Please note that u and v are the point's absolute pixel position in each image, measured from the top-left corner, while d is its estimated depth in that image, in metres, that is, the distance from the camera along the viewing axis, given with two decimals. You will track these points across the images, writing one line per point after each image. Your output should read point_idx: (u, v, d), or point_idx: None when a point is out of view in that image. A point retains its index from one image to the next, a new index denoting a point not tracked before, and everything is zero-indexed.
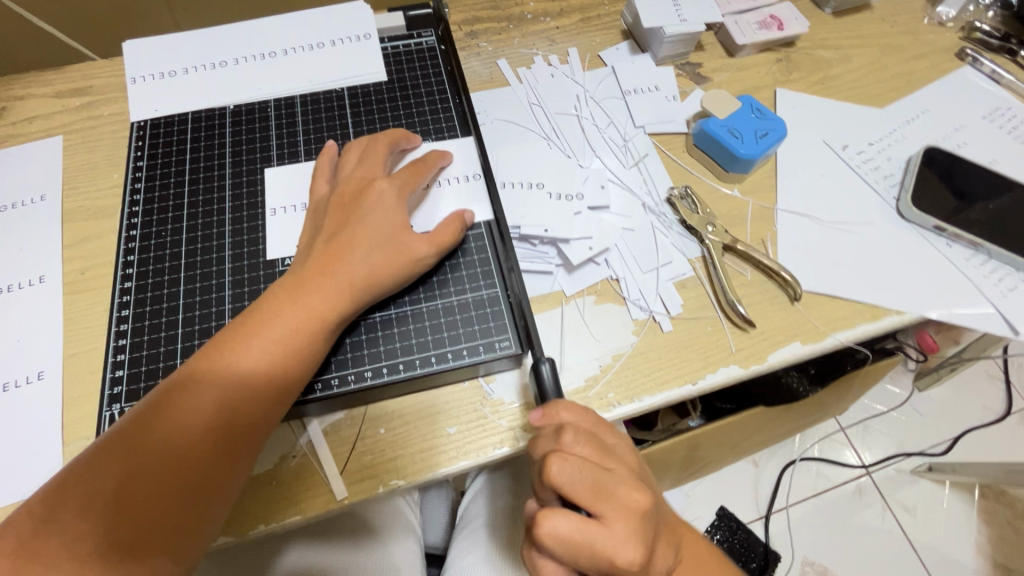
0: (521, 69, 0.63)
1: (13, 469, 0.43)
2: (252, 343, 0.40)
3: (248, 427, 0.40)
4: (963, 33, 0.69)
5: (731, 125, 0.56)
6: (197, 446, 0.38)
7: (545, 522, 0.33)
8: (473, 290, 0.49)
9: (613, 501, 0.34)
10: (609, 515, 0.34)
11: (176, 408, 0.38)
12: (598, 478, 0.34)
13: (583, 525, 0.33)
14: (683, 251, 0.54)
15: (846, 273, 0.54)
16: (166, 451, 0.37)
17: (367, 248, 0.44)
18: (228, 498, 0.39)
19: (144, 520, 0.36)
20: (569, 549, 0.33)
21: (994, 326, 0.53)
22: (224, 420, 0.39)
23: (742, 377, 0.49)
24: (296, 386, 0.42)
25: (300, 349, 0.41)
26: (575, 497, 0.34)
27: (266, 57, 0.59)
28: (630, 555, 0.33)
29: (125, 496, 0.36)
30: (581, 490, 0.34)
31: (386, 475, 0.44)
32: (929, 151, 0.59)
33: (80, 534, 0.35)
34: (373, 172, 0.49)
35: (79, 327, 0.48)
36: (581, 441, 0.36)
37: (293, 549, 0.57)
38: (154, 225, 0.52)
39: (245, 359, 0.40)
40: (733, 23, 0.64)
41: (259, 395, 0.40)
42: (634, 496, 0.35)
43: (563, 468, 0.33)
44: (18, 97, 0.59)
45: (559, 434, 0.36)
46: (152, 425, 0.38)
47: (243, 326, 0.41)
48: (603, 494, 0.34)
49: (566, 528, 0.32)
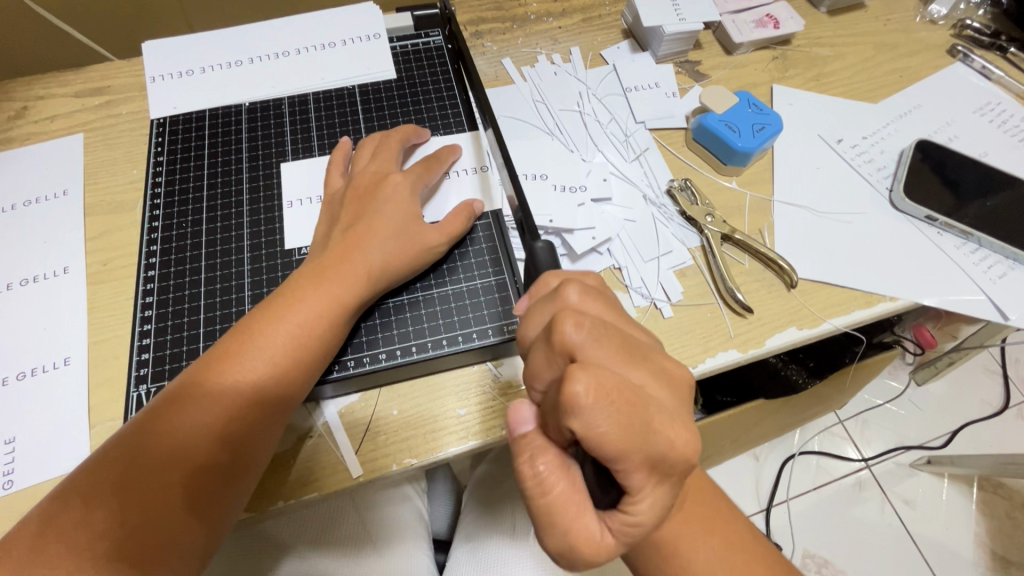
0: (525, 67, 0.65)
1: (43, 450, 0.45)
2: (260, 346, 0.42)
3: (258, 428, 0.41)
4: (954, 31, 0.71)
5: (729, 120, 0.58)
6: (212, 445, 0.39)
7: (580, 381, 0.28)
8: (483, 278, 0.51)
9: (645, 363, 0.33)
10: (640, 375, 0.32)
11: (186, 410, 0.40)
12: (620, 337, 0.33)
13: (619, 386, 0.29)
14: (683, 241, 0.56)
15: (841, 261, 0.55)
16: (175, 452, 0.39)
17: (383, 236, 0.46)
18: (241, 495, 0.41)
19: (154, 521, 0.37)
20: (613, 413, 0.29)
21: (985, 312, 0.54)
22: (232, 423, 0.40)
23: (740, 361, 0.51)
24: (303, 387, 0.43)
25: (307, 350, 0.43)
26: (600, 354, 0.31)
27: (280, 56, 0.61)
28: (677, 429, 0.31)
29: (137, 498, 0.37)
30: (607, 348, 0.31)
31: (399, 454, 0.46)
32: (922, 143, 0.60)
33: (110, 516, 0.37)
34: (387, 166, 0.51)
35: (103, 316, 0.50)
36: (585, 303, 0.35)
37: (295, 554, 0.58)
38: (174, 217, 0.54)
39: (253, 361, 0.41)
40: (730, 21, 0.66)
41: (268, 395, 0.41)
42: (661, 362, 0.34)
43: (579, 326, 0.31)
44: (40, 97, 0.61)
45: (562, 293, 0.35)
46: (170, 421, 0.39)
47: (253, 327, 0.43)
48: (630, 355, 0.32)
49: (601, 387, 0.28)
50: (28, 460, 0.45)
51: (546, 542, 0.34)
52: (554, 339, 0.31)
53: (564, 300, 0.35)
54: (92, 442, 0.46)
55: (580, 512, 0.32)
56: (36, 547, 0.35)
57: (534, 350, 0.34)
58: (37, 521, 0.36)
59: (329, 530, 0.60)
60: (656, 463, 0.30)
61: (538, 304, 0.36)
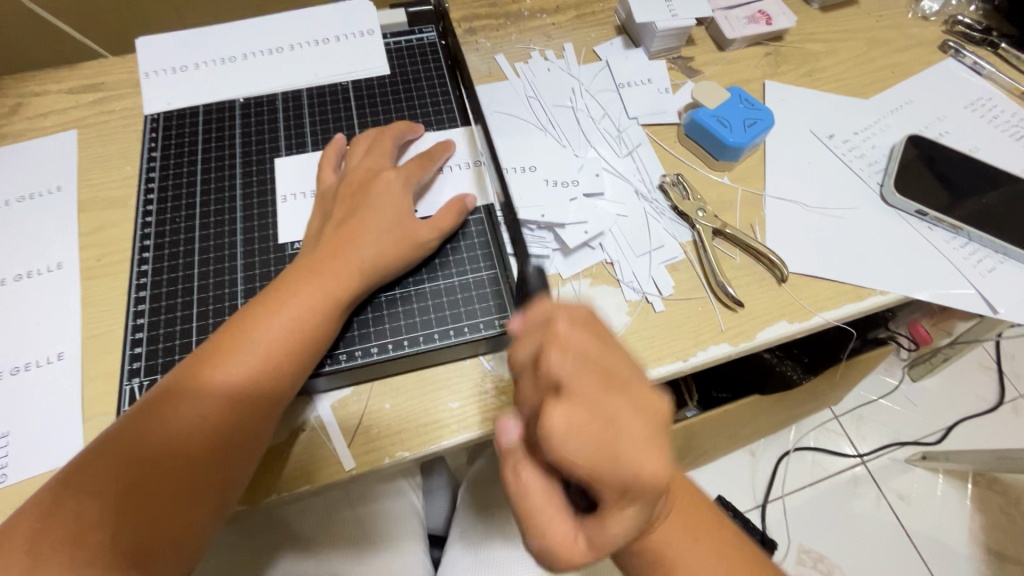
0: (518, 64, 0.65)
1: (36, 444, 0.46)
2: (256, 339, 0.42)
3: (254, 419, 0.41)
4: (946, 27, 0.71)
5: (720, 115, 0.58)
6: (208, 437, 0.40)
7: (552, 415, 0.29)
8: (474, 272, 0.51)
9: (632, 391, 0.31)
10: (620, 408, 0.30)
11: (182, 404, 0.40)
12: (606, 367, 0.32)
13: (592, 422, 0.30)
14: (675, 235, 0.56)
15: (831, 255, 0.56)
16: (171, 445, 0.39)
17: (375, 234, 0.47)
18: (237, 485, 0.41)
19: (150, 514, 0.37)
20: (583, 444, 0.29)
21: (975, 306, 0.55)
22: (228, 416, 0.40)
23: (731, 354, 0.51)
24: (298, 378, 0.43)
25: (303, 343, 0.43)
26: (582, 386, 0.31)
27: (274, 52, 0.61)
28: (649, 458, 0.29)
29: (134, 490, 0.37)
30: (586, 379, 0.31)
31: (391, 447, 0.46)
32: (912, 139, 0.61)
33: (106, 509, 0.37)
34: (380, 163, 0.51)
35: (97, 310, 0.51)
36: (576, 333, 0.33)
37: (289, 554, 0.58)
38: (168, 213, 0.54)
39: (248, 354, 0.42)
40: (723, 18, 0.67)
41: (264, 389, 0.42)
42: (644, 393, 0.32)
43: (562, 359, 0.32)
44: (33, 93, 0.61)
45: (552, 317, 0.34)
46: (166, 414, 0.40)
47: (248, 321, 0.43)
48: (610, 385, 0.31)
49: (574, 423, 0.29)
50: (22, 454, 0.45)
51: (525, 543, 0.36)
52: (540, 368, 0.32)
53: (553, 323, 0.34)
54: (86, 435, 0.46)
55: (558, 516, 0.34)
56: (31, 541, 0.35)
57: (522, 376, 0.35)
58: (33, 515, 0.36)
59: (323, 532, 0.60)
60: (627, 490, 0.30)
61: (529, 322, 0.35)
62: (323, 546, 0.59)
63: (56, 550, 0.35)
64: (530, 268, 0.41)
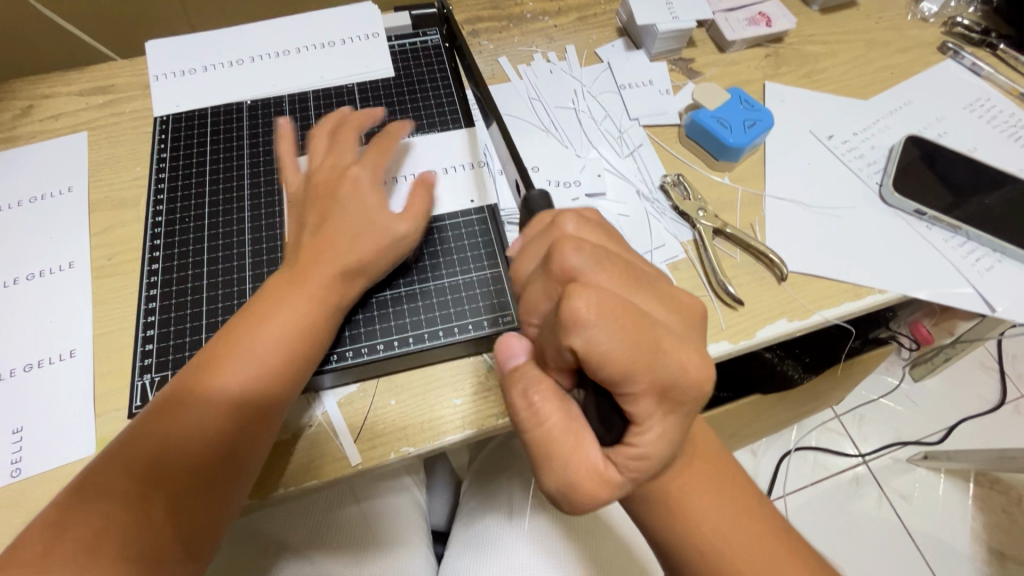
0: (521, 66, 0.66)
1: (50, 439, 0.46)
2: (257, 345, 0.43)
3: (257, 422, 0.42)
4: (945, 28, 0.72)
5: (720, 115, 0.59)
6: (213, 440, 0.41)
7: (580, 298, 0.29)
8: (478, 270, 0.52)
9: (649, 289, 0.34)
10: (643, 298, 0.33)
11: (186, 409, 0.41)
12: (622, 265, 0.34)
13: (621, 305, 0.30)
14: (676, 235, 0.57)
15: (830, 254, 0.56)
16: (177, 449, 0.40)
17: (354, 234, 0.47)
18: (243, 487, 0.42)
19: (159, 517, 0.38)
20: (616, 328, 0.29)
21: (973, 304, 0.55)
22: (233, 419, 0.41)
23: (732, 352, 0.52)
24: (300, 381, 0.44)
25: (304, 346, 0.44)
26: (600, 276, 0.32)
27: (281, 55, 0.62)
28: (686, 351, 0.31)
29: (142, 494, 0.38)
30: (606, 271, 0.32)
31: (396, 443, 0.47)
32: (911, 140, 0.62)
33: (116, 516, 0.37)
34: (342, 159, 0.51)
35: (108, 309, 0.52)
36: (583, 231, 0.37)
37: (293, 548, 0.59)
38: (178, 213, 0.55)
39: (250, 359, 0.43)
40: (724, 19, 0.67)
41: (266, 391, 0.43)
42: (659, 287, 0.35)
43: (579, 251, 0.32)
44: (44, 96, 0.62)
45: (560, 223, 0.37)
46: (171, 420, 0.40)
47: (249, 325, 0.44)
48: (629, 279, 0.33)
49: (602, 303, 0.29)
50: (36, 449, 0.46)
51: (546, 481, 0.34)
52: (554, 263, 0.32)
53: (561, 229, 0.37)
54: (97, 431, 0.47)
55: (580, 448, 0.33)
56: (41, 550, 0.36)
57: (529, 284, 0.35)
58: (42, 526, 0.37)
59: (329, 527, 0.61)
60: (665, 387, 0.31)
61: (536, 235, 0.37)
62: (327, 541, 0.60)
63: (68, 557, 0.36)
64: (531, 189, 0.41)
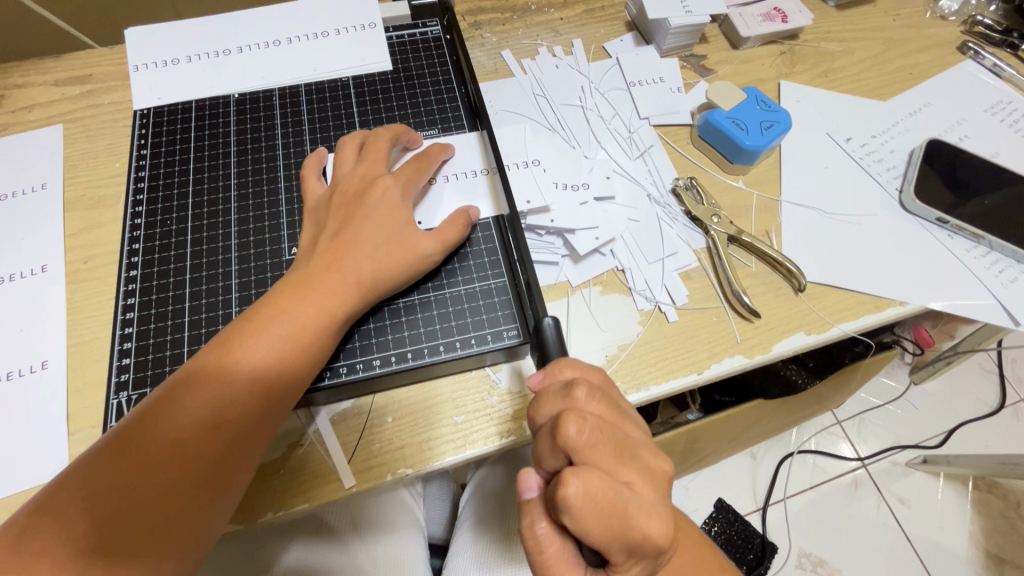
0: (525, 60, 0.63)
1: (18, 457, 0.43)
2: (252, 344, 0.40)
3: (246, 431, 0.39)
4: (965, 27, 0.69)
5: (736, 117, 0.56)
6: (199, 446, 0.38)
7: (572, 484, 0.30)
8: (482, 280, 0.49)
9: (635, 461, 0.33)
10: (633, 476, 0.33)
11: (174, 411, 0.38)
12: (616, 438, 0.33)
13: (606, 489, 0.31)
14: (688, 242, 0.54)
15: (849, 263, 0.54)
16: (161, 454, 0.37)
17: (373, 244, 0.44)
18: (232, 496, 0.39)
19: (135, 521, 0.36)
20: (597, 510, 0.30)
21: (996, 317, 0.53)
22: (223, 422, 0.38)
23: (746, 367, 0.49)
24: (298, 386, 0.41)
25: (303, 349, 0.41)
26: (594, 456, 0.32)
27: (270, 45, 0.58)
28: (654, 526, 0.32)
29: (120, 497, 0.36)
30: (603, 450, 0.32)
31: (394, 463, 0.44)
32: (932, 144, 0.59)
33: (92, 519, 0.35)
34: (376, 169, 0.48)
35: (84, 317, 0.48)
36: (590, 403, 0.35)
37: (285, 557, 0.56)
38: (158, 215, 0.51)
39: (241, 365, 0.39)
40: (737, 15, 0.64)
41: (258, 396, 0.39)
42: (650, 457, 0.34)
43: (580, 430, 0.31)
44: (16, 85, 0.58)
45: (571, 392, 0.35)
46: (156, 422, 0.38)
47: (245, 326, 0.41)
48: (624, 454, 0.33)
49: (589, 490, 0.30)
50: (4, 469, 0.43)
51: None
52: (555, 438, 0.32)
53: (572, 398, 0.35)
54: (70, 450, 0.44)
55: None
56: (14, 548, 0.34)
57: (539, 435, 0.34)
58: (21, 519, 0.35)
59: (321, 535, 0.58)
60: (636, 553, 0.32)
61: (549, 389, 0.36)
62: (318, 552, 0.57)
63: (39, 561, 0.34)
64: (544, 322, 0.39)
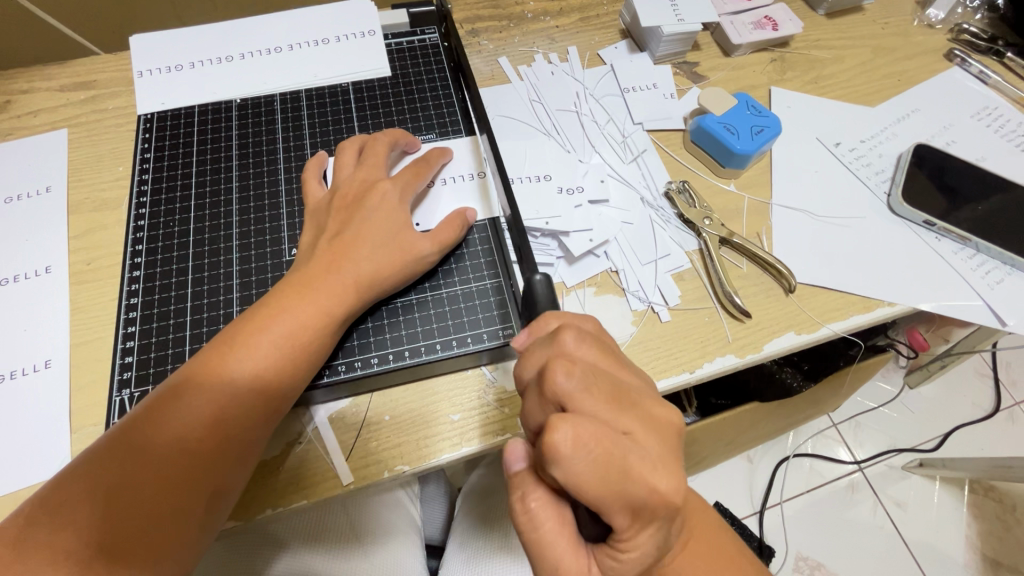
0: (521, 66, 0.64)
1: (21, 455, 0.44)
2: (250, 346, 0.41)
3: (243, 431, 0.40)
4: (951, 35, 0.71)
5: (727, 121, 0.57)
6: (197, 445, 0.38)
7: (561, 431, 0.30)
8: (478, 281, 0.50)
9: (633, 410, 0.34)
10: (629, 418, 0.33)
11: (174, 410, 0.39)
12: (610, 386, 0.34)
13: (600, 436, 0.31)
14: (681, 244, 0.55)
15: (838, 265, 0.55)
16: (161, 453, 0.38)
17: (372, 245, 0.45)
18: (231, 494, 0.40)
19: (137, 519, 0.36)
20: (592, 460, 0.31)
21: (982, 318, 0.54)
22: (221, 421, 0.39)
23: (738, 366, 0.50)
24: (296, 385, 0.42)
25: (301, 349, 0.42)
26: (587, 402, 0.32)
27: (272, 52, 0.60)
28: (657, 476, 0.32)
29: (121, 496, 0.36)
30: (594, 397, 0.33)
31: (391, 461, 0.45)
32: (919, 149, 0.60)
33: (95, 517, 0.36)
34: (375, 173, 0.49)
35: (87, 317, 0.49)
36: (580, 349, 0.35)
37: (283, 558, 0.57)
38: (161, 216, 0.52)
39: (240, 364, 0.40)
40: (729, 23, 0.66)
41: (255, 395, 0.40)
42: (647, 404, 0.35)
43: (569, 375, 0.32)
44: (23, 91, 0.60)
45: (559, 339, 0.35)
46: (156, 423, 0.38)
47: (244, 327, 0.41)
48: (620, 403, 0.33)
49: (580, 438, 0.30)
50: (6, 466, 0.43)
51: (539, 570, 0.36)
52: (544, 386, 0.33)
53: (560, 345, 0.35)
54: (73, 448, 0.44)
55: (569, 548, 0.35)
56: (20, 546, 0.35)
57: (528, 392, 0.35)
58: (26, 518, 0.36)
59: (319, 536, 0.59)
60: (638, 507, 0.32)
61: (536, 345, 0.36)
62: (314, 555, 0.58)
63: (45, 557, 0.35)
64: (535, 278, 0.40)
